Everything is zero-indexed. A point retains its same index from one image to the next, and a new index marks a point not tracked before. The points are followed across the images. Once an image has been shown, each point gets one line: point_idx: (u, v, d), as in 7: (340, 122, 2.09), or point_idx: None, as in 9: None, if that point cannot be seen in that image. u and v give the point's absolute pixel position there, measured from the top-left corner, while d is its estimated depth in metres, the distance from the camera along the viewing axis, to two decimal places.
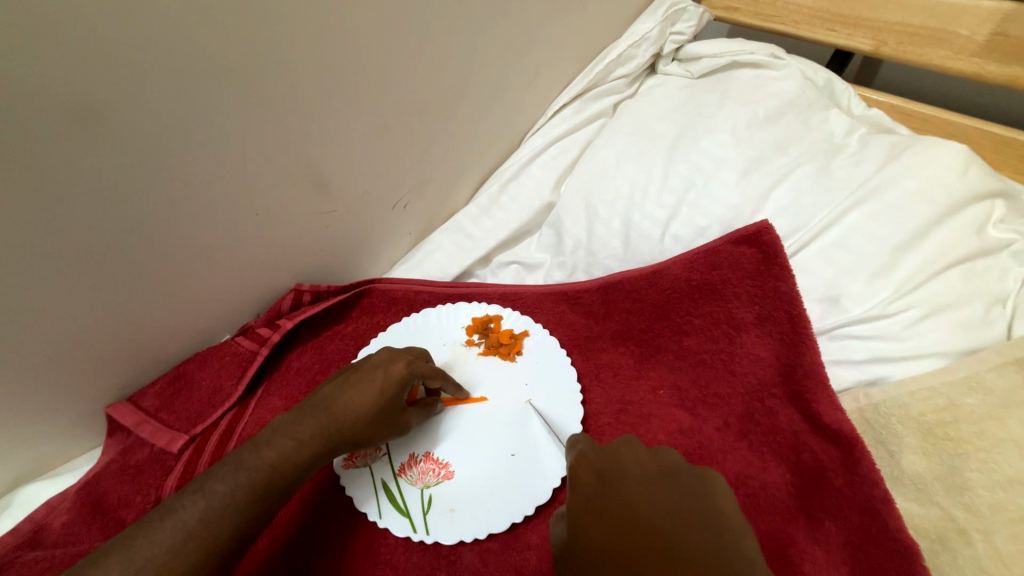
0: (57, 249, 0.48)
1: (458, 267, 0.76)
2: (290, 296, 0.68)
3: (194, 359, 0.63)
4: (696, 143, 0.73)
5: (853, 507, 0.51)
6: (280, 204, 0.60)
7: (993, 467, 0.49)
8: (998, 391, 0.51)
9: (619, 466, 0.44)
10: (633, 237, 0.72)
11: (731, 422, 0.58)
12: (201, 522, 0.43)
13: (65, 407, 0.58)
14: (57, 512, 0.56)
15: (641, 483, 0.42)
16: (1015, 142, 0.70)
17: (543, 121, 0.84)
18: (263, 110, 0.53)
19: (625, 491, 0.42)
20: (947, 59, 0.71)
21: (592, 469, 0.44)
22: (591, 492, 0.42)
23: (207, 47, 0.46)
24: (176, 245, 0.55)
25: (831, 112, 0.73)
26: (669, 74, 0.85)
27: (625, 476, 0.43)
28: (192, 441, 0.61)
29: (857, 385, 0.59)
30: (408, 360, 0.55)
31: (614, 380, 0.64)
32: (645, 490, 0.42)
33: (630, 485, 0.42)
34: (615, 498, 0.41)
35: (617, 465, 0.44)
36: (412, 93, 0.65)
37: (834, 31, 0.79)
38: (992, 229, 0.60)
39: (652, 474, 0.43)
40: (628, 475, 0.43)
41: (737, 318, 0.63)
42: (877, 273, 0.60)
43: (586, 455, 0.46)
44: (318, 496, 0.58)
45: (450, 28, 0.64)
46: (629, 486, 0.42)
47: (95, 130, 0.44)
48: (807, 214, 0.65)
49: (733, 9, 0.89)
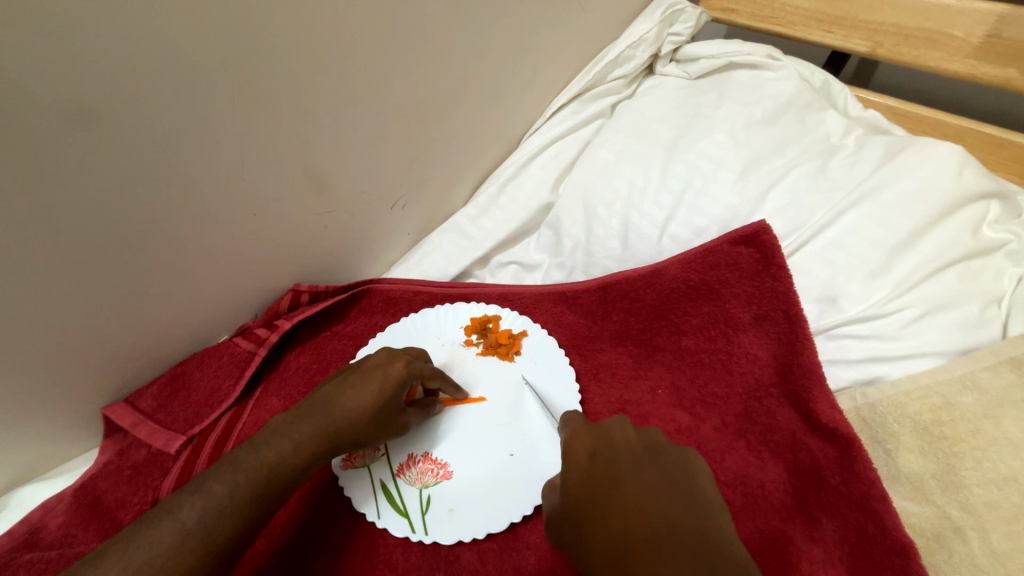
0: (55, 248, 0.48)
1: (457, 267, 0.77)
2: (288, 296, 0.68)
3: (192, 359, 0.63)
4: (694, 143, 0.73)
5: (851, 506, 0.51)
6: (279, 203, 0.60)
7: (988, 466, 0.49)
8: (993, 390, 0.52)
9: (608, 437, 0.44)
10: (631, 237, 0.72)
11: (729, 421, 0.58)
12: (199, 522, 0.43)
13: (62, 407, 0.58)
14: (54, 514, 0.56)
15: (628, 455, 0.43)
16: (1010, 143, 0.70)
17: (542, 121, 0.84)
18: (262, 109, 0.53)
19: (614, 463, 0.42)
20: (941, 61, 0.71)
21: (584, 445, 0.43)
22: (583, 467, 0.42)
23: (206, 47, 0.46)
24: (175, 244, 0.55)
25: (828, 113, 0.73)
26: (667, 75, 0.85)
27: (613, 447, 0.43)
28: (190, 441, 0.61)
29: (853, 385, 0.59)
30: (407, 360, 0.55)
31: (612, 379, 0.64)
32: (631, 462, 0.42)
33: (618, 456, 0.42)
34: (605, 471, 0.41)
35: (606, 436, 0.44)
36: (411, 93, 0.65)
37: (830, 33, 0.80)
38: (988, 229, 0.61)
39: (638, 446, 0.44)
40: (615, 446, 0.43)
41: (734, 317, 0.64)
42: (874, 273, 0.60)
43: (577, 429, 0.46)
44: (316, 496, 0.58)
45: (449, 28, 0.64)
46: (618, 458, 0.42)
47: (93, 129, 0.44)
48: (805, 214, 0.65)
49: (730, 10, 0.89)
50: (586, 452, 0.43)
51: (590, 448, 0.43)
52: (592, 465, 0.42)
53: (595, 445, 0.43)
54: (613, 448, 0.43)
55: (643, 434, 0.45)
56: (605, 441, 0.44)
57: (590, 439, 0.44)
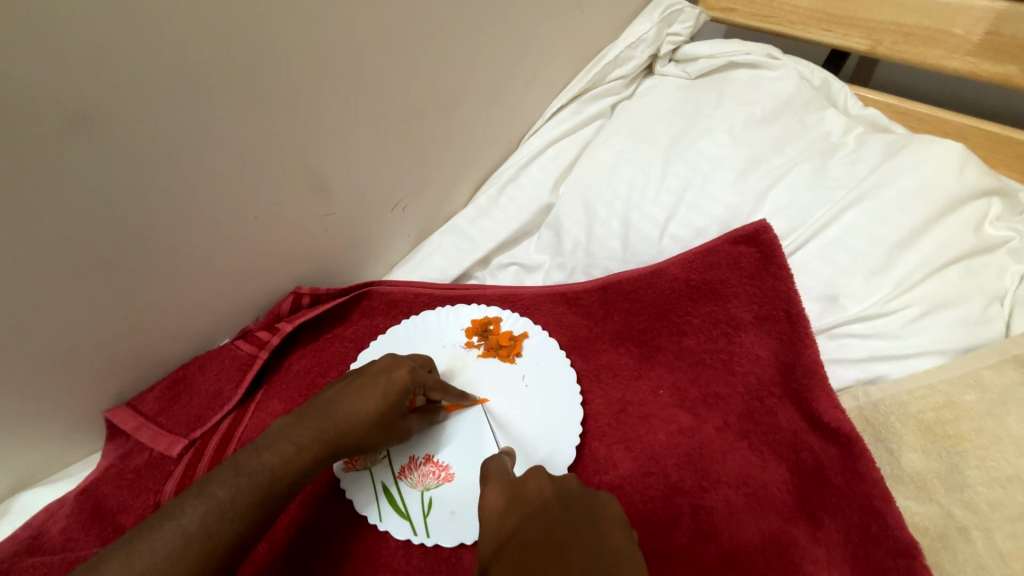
0: (58, 252, 0.48)
1: (457, 269, 0.77)
2: (289, 299, 0.68)
3: (193, 363, 0.64)
4: (694, 143, 0.73)
5: (854, 506, 0.51)
6: (279, 207, 0.61)
7: (992, 465, 0.49)
8: (996, 388, 0.52)
9: (518, 488, 0.43)
10: (632, 237, 0.72)
11: (731, 421, 0.58)
12: (202, 527, 0.43)
13: (65, 411, 0.58)
14: (56, 518, 0.56)
15: (539, 509, 0.41)
16: (1011, 139, 0.70)
17: (542, 122, 0.84)
18: (262, 113, 0.53)
19: (525, 517, 0.40)
20: (942, 58, 0.71)
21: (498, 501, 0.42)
22: (496, 522, 0.41)
23: (206, 52, 0.47)
24: (175, 248, 0.55)
25: (828, 112, 0.73)
26: (666, 75, 0.85)
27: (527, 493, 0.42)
28: (191, 445, 0.61)
29: (856, 384, 0.59)
30: (411, 367, 0.55)
31: (614, 380, 0.64)
32: (539, 512, 0.40)
33: (527, 510, 0.41)
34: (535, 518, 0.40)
35: (514, 485, 0.43)
36: (408, 95, 0.65)
37: (829, 32, 0.80)
38: (989, 226, 0.60)
39: (547, 493, 0.42)
40: (526, 499, 0.42)
41: (736, 317, 0.64)
42: (876, 272, 0.60)
43: (491, 482, 0.44)
44: (318, 499, 0.58)
45: (447, 31, 0.64)
46: (526, 506, 0.41)
47: (95, 135, 0.44)
48: (806, 213, 0.65)
49: (729, 10, 0.89)
50: (499, 509, 0.42)
51: (503, 501, 0.42)
52: (503, 518, 0.41)
53: (508, 499, 0.42)
54: (521, 500, 0.42)
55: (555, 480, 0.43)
56: (515, 492, 0.42)
57: (501, 492, 0.43)
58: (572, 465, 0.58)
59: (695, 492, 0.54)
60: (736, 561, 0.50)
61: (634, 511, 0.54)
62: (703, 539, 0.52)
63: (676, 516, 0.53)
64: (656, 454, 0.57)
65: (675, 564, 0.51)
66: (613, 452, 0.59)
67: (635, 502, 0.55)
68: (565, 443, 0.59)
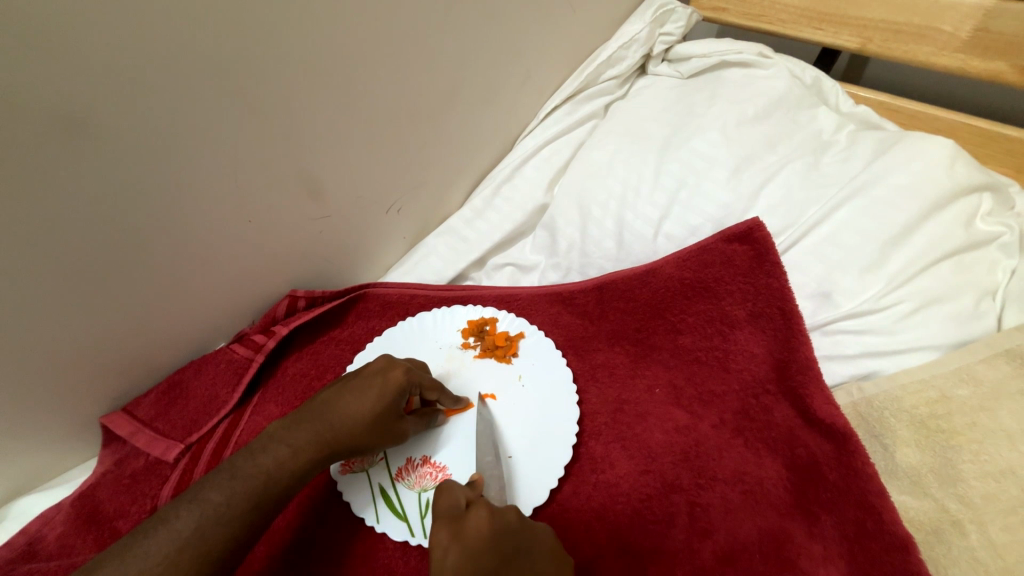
0: (53, 257, 0.48)
1: (453, 271, 0.77)
2: (285, 302, 0.67)
3: (188, 367, 0.64)
4: (687, 143, 0.73)
5: (849, 502, 0.51)
6: (274, 210, 0.61)
7: (985, 459, 0.49)
8: (988, 381, 0.52)
9: (462, 525, 0.42)
10: (627, 237, 0.72)
11: (727, 419, 0.58)
12: (196, 531, 0.43)
13: (61, 417, 0.58)
14: (51, 525, 0.56)
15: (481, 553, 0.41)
16: (1001, 135, 0.70)
17: (535, 123, 0.85)
18: (257, 117, 0.54)
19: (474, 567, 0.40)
20: (932, 55, 0.72)
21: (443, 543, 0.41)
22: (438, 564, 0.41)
23: (199, 58, 0.47)
24: (170, 253, 0.55)
25: (819, 110, 0.73)
26: (659, 75, 0.85)
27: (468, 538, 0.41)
28: (187, 449, 0.61)
29: (850, 380, 0.59)
30: (406, 367, 0.55)
31: (609, 379, 0.64)
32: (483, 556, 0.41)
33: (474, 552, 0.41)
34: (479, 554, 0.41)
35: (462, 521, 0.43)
36: (402, 100, 0.66)
37: (820, 30, 0.80)
38: (980, 222, 0.61)
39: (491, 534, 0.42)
40: (469, 540, 0.41)
41: (730, 315, 0.64)
42: (868, 268, 0.60)
43: (439, 521, 0.43)
44: (315, 502, 0.58)
45: (440, 33, 0.65)
46: (468, 544, 0.41)
47: (88, 140, 0.44)
48: (798, 210, 0.66)
49: (720, 10, 0.89)
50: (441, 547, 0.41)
51: (448, 539, 0.41)
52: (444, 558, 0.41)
53: (452, 537, 0.42)
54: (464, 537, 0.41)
55: (495, 514, 0.44)
56: (459, 531, 0.42)
57: (448, 533, 0.42)
58: (568, 464, 0.58)
59: (692, 490, 0.54)
60: (734, 559, 0.50)
61: (631, 510, 0.54)
62: (701, 536, 0.52)
63: (672, 515, 0.53)
64: (653, 452, 0.57)
65: (671, 562, 0.51)
66: (609, 451, 0.59)
67: (632, 501, 0.55)
68: (546, 474, 0.57)
